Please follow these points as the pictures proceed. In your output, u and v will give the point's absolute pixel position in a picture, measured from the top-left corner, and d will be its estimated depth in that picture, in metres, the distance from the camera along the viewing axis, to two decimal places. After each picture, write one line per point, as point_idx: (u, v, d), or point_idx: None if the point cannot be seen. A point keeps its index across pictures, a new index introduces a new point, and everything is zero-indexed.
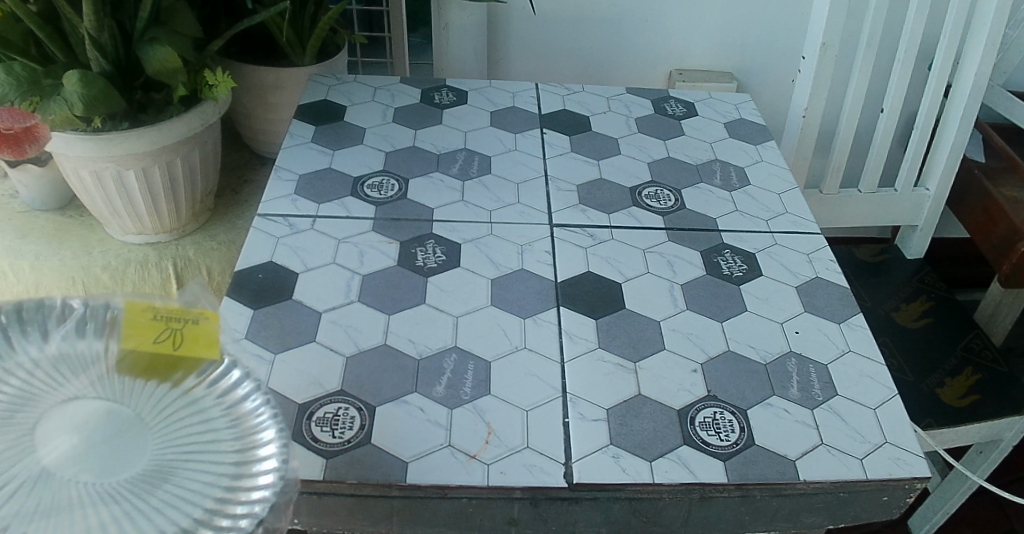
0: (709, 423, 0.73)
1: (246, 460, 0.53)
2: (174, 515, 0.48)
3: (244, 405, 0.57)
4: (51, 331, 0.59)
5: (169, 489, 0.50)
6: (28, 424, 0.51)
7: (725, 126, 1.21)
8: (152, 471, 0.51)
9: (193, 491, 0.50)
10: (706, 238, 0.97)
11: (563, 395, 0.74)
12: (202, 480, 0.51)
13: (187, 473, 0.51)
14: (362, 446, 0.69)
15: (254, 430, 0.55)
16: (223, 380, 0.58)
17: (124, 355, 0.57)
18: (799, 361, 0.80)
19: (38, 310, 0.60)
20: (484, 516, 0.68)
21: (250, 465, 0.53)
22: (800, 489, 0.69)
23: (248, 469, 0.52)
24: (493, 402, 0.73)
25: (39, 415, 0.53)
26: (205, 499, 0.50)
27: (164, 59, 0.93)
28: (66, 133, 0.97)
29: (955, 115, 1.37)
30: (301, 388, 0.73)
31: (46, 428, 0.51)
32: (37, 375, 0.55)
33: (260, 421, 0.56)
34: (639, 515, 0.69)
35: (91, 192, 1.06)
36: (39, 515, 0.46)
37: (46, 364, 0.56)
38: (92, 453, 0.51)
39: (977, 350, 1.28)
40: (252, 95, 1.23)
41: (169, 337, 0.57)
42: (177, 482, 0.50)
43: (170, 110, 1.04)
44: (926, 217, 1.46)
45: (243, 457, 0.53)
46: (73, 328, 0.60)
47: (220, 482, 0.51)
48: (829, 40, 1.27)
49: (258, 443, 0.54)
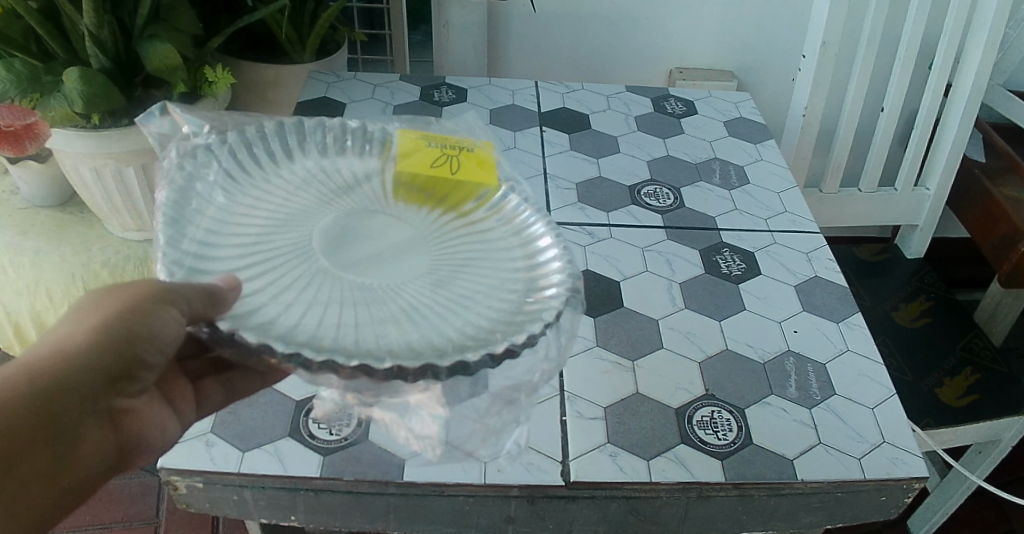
0: (707, 422, 0.73)
1: (534, 256, 0.67)
2: (494, 295, 0.63)
3: (516, 212, 0.72)
4: (328, 150, 0.76)
5: (478, 274, 0.65)
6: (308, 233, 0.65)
7: (724, 125, 1.21)
8: (458, 258, 0.66)
9: (500, 279, 0.65)
10: (705, 237, 0.97)
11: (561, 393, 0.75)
12: (502, 271, 0.66)
13: (489, 262, 0.66)
14: (359, 444, 0.69)
15: (529, 231, 0.70)
16: (500, 199, 0.73)
17: (410, 176, 0.73)
18: (798, 360, 0.80)
19: (317, 132, 0.77)
20: (481, 514, 0.68)
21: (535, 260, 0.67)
22: (798, 489, 0.69)
23: (538, 261, 0.66)
24: None
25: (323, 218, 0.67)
26: (512, 283, 0.64)
27: (164, 56, 0.93)
28: (65, 130, 0.96)
29: (955, 115, 1.37)
30: (298, 385, 0.74)
31: (371, 223, 0.67)
32: (318, 187, 0.71)
33: (532, 227, 0.70)
34: (636, 514, 0.69)
35: (90, 188, 1.05)
36: (362, 302, 0.59)
37: (326, 172, 0.73)
38: (384, 258, 0.64)
39: (977, 350, 1.28)
40: (252, 92, 1.23)
41: (447, 163, 0.73)
42: (483, 270, 0.65)
43: (169, 107, 1.04)
44: (926, 216, 1.45)
45: (529, 257, 0.67)
46: (354, 149, 0.77)
47: (518, 272, 0.66)
48: (829, 39, 1.27)
49: (536, 245, 0.68)
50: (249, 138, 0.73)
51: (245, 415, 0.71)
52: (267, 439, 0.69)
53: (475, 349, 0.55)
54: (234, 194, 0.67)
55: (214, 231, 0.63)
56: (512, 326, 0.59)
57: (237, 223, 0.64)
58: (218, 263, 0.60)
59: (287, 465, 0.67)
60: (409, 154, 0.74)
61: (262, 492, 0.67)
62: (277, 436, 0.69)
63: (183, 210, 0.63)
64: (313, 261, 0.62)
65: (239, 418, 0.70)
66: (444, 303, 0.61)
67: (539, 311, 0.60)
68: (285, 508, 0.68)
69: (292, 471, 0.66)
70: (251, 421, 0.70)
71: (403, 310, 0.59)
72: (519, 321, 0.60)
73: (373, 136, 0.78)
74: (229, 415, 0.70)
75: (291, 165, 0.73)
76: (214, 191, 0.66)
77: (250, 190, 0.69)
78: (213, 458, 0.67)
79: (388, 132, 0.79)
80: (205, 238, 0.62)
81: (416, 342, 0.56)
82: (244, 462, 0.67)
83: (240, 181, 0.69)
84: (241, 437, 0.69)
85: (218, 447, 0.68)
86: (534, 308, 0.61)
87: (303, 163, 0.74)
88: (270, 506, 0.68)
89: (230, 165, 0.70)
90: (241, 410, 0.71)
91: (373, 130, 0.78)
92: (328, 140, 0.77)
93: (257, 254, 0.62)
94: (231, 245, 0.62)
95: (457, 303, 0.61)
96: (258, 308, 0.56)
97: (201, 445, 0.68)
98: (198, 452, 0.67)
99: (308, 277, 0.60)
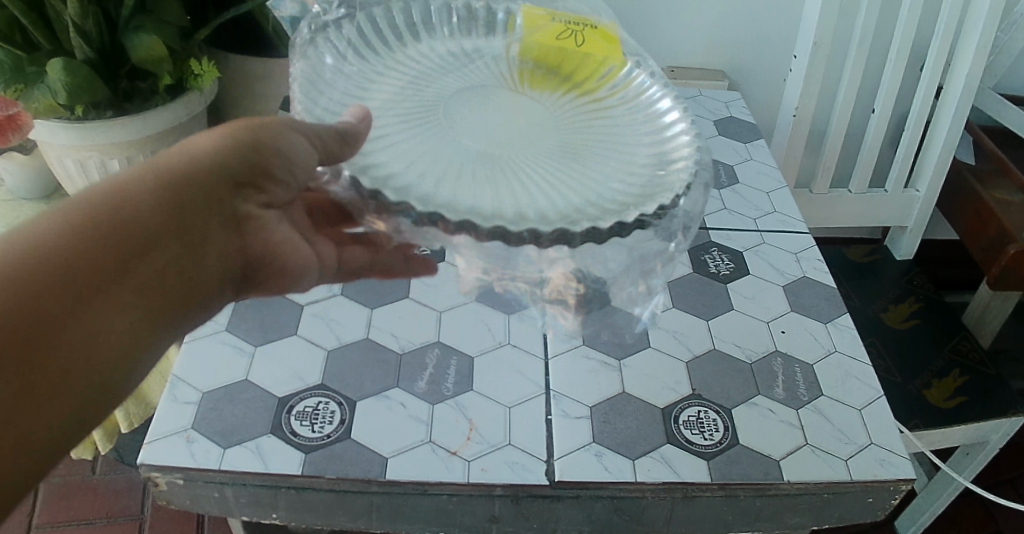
0: (693, 422, 0.72)
1: (661, 130, 0.76)
2: (630, 157, 0.71)
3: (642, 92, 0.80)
4: (461, 30, 0.84)
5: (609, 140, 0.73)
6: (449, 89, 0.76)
7: (715, 124, 1.21)
8: (590, 125, 0.74)
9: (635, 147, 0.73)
10: (693, 236, 0.96)
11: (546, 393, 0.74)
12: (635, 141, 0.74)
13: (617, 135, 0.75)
14: (341, 441, 0.68)
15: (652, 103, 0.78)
16: (626, 76, 0.81)
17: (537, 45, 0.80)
18: (785, 361, 0.80)
19: (453, 10, 0.85)
20: (465, 513, 0.68)
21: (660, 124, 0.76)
22: (784, 490, 0.69)
23: (666, 134, 0.75)
24: (476, 398, 0.73)
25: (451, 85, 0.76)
26: (643, 151, 0.73)
27: (150, 48, 0.92)
28: (48, 121, 0.95)
29: (946, 117, 1.37)
30: (281, 382, 0.73)
31: (497, 99, 0.75)
32: (451, 59, 0.81)
33: (657, 106, 0.78)
34: (621, 514, 0.69)
35: (75, 180, 1.04)
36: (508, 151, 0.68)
37: (457, 50, 0.82)
38: (535, 117, 0.74)
39: (965, 352, 1.28)
40: (239, 86, 1.22)
41: (572, 36, 0.79)
42: (613, 139, 0.74)
43: (155, 99, 1.02)
44: (916, 218, 1.46)
45: (655, 130, 0.76)
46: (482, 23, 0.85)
47: (647, 142, 0.74)
48: (821, 39, 1.27)
49: (664, 121, 0.77)
50: (375, 14, 0.80)
51: (227, 411, 0.69)
52: (248, 436, 0.68)
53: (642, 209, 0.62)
54: (370, 67, 0.76)
55: (355, 98, 0.72)
56: (653, 187, 0.67)
57: (374, 88, 0.74)
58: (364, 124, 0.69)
59: (268, 462, 0.66)
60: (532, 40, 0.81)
61: (242, 489, 0.66)
62: (258, 433, 0.68)
63: (320, 78, 0.72)
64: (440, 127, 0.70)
65: (220, 415, 0.69)
66: (588, 165, 0.68)
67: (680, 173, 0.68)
68: (266, 506, 0.67)
69: (273, 469, 0.65)
70: (232, 417, 0.69)
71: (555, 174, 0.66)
72: (656, 184, 0.67)
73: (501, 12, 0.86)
74: (210, 412, 0.69)
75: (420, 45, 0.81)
76: (354, 64, 0.75)
77: (383, 64, 0.77)
78: (193, 454, 0.66)
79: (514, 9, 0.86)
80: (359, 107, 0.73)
81: (573, 204, 0.62)
82: (224, 459, 0.66)
83: (374, 56, 0.78)
84: (222, 433, 0.68)
85: (199, 443, 0.67)
86: (670, 173, 0.69)
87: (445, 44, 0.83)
88: (251, 504, 0.67)
89: (359, 35, 0.78)
90: (222, 406, 0.70)
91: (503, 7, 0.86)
92: (462, 17, 0.85)
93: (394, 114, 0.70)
94: (372, 109, 0.71)
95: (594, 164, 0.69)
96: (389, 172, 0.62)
97: (181, 441, 0.67)
98: (177, 449, 0.66)
99: (449, 135, 0.68)
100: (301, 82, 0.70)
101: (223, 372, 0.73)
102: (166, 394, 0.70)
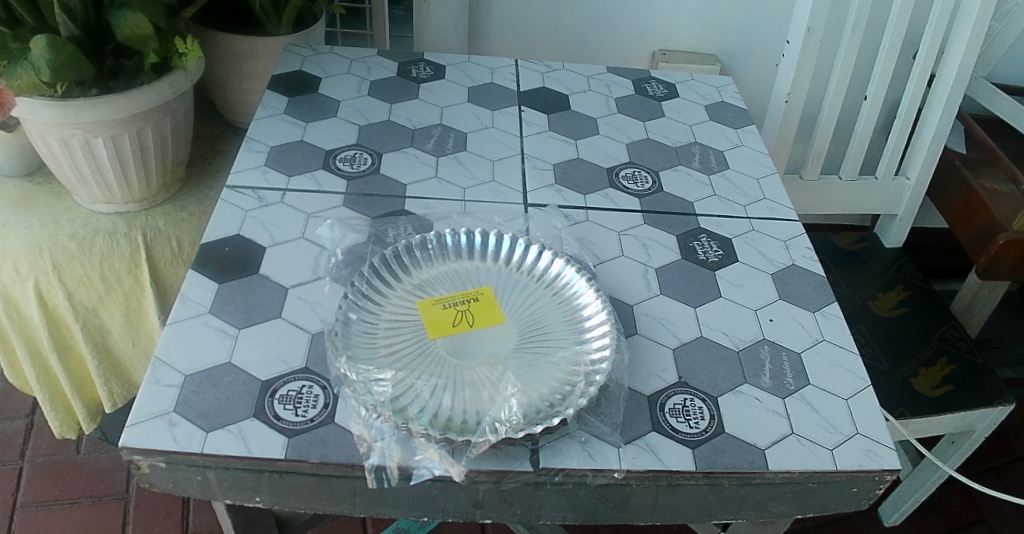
0: (679, 410, 0.72)
1: (580, 344, 0.77)
2: (556, 361, 0.75)
3: (568, 291, 0.82)
4: (446, 256, 0.85)
5: (543, 341, 0.77)
6: (417, 329, 0.77)
7: (706, 109, 1.20)
8: (525, 331, 0.78)
9: (556, 342, 0.77)
10: (682, 222, 0.96)
11: (540, 366, 0.74)
12: (557, 330, 0.78)
13: (543, 321, 0.79)
14: (325, 426, 0.67)
15: (577, 310, 0.80)
16: (551, 272, 0.84)
17: (434, 317, 0.78)
18: (772, 348, 0.80)
19: (427, 244, 0.86)
20: (448, 499, 0.68)
21: (583, 337, 0.77)
22: (768, 478, 0.69)
23: (583, 351, 0.76)
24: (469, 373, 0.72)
25: (437, 326, 0.77)
26: (566, 356, 0.75)
27: (135, 25, 0.89)
28: (32, 100, 0.94)
29: (938, 105, 1.36)
30: (263, 365, 0.72)
31: (432, 314, 0.78)
32: (444, 282, 0.83)
33: (579, 308, 0.80)
34: (605, 501, 0.69)
35: (59, 160, 1.03)
36: (429, 366, 0.73)
37: (456, 276, 0.84)
38: (460, 344, 0.75)
39: (952, 340, 1.29)
40: (226, 64, 1.20)
41: (462, 318, 0.78)
42: (543, 339, 0.77)
43: (141, 77, 1.02)
44: (907, 206, 1.45)
45: (580, 329, 0.78)
46: (467, 249, 0.86)
47: (574, 344, 0.76)
48: (815, 24, 1.25)
49: (587, 315, 0.79)
50: (404, 250, 0.84)
51: (209, 394, 0.69)
52: (230, 420, 0.67)
53: (530, 427, 0.66)
54: (374, 319, 0.77)
55: (366, 353, 0.73)
56: (548, 409, 0.69)
57: (388, 297, 0.80)
58: (375, 359, 0.73)
59: (250, 445, 0.65)
60: (428, 319, 0.78)
61: (225, 473, 0.65)
62: (240, 417, 0.67)
63: (349, 338, 0.74)
64: (441, 362, 0.73)
65: (202, 398, 0.68)
66: (492, 381, 0.72)
67: (576, 396, 0.70)
68: (248, 489, 0.66)
69: (255, 452, 0.64)
70: (215, 401, 0.68)
71: (458, 400, 0.70)
72: (553, 403, 0.70)
73: (482, 238, 0.87)
74: (192, 395, 0.69)
75: (416, 279, 0.83)
76: (373, 312, 0.78)
77: (387, 310, 0.78)
78: (175, 437, 0.65)
79: (492, 231, 0.88)
80: (371, 283, 0.81)
81: (457, 417, 0.68)
82: (208, 443, 0.65)
83: (375, 305, 0.79)
84: (204, 417, 0.67)
85: (181, 426, 0.66)
86: (575, 390, 0.71)
87: (429, 247, 0.86)
88: (234, 488, 0.66)
89: (364, 286, 0.80)
90: (205, 389, 0.69)
91: (482, 229, 0.88)
92: (439, 247, 0.86)
93: (406, 363, 0.73)
94: (380, 355, 0.73)
95: (529, 363, 0.74)
96: (375, 349, 0.74)
97: (163, 424, 0.66)
98: (159, 432, 0.65)
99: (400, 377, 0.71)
100: (336, 340, 0.73)
101: (207, 354, 0.72)
102: (148, 377, 0.69)
